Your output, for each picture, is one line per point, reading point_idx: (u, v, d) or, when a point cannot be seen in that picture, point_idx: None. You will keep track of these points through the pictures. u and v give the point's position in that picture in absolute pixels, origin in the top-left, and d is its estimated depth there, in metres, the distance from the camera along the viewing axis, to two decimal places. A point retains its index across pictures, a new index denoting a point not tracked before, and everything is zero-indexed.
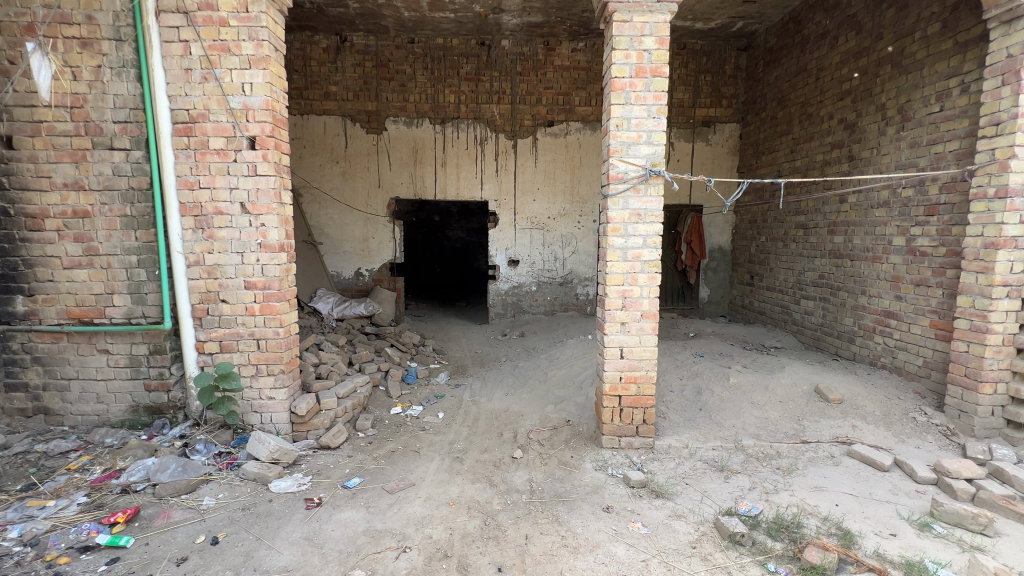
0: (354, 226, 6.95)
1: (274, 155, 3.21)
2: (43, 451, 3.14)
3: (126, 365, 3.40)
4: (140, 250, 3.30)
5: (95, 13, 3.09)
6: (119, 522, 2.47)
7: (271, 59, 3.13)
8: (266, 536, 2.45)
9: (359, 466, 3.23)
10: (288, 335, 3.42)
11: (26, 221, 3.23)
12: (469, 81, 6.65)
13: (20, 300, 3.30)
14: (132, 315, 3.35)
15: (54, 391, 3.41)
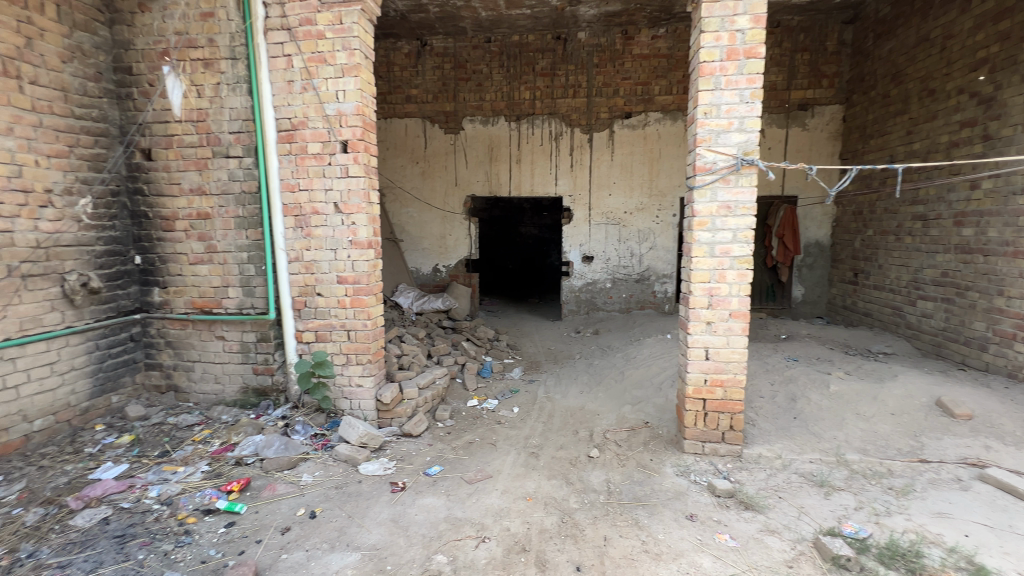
0: (432, 224, 7.22)
1: (364, 157, 3.41)
2: (174, 423, 3.60)
3: (238, 351, 3.79)
4: (249, 247, 3.65)
5: (215, 36, 3.46)
6: (234, 491, 2.76)
7: (361, 66, 3.32)
8: (357, 515, 2.62)
9: (439, 454, 3.36)
10: (374, 327, 3.63)
11: (161, 223, 3.71)
12: (545, 76, 6.63)
13: (157, 291, 3.82)
14: (243, 306, 3.73)
15: (182, 371, 3.89)
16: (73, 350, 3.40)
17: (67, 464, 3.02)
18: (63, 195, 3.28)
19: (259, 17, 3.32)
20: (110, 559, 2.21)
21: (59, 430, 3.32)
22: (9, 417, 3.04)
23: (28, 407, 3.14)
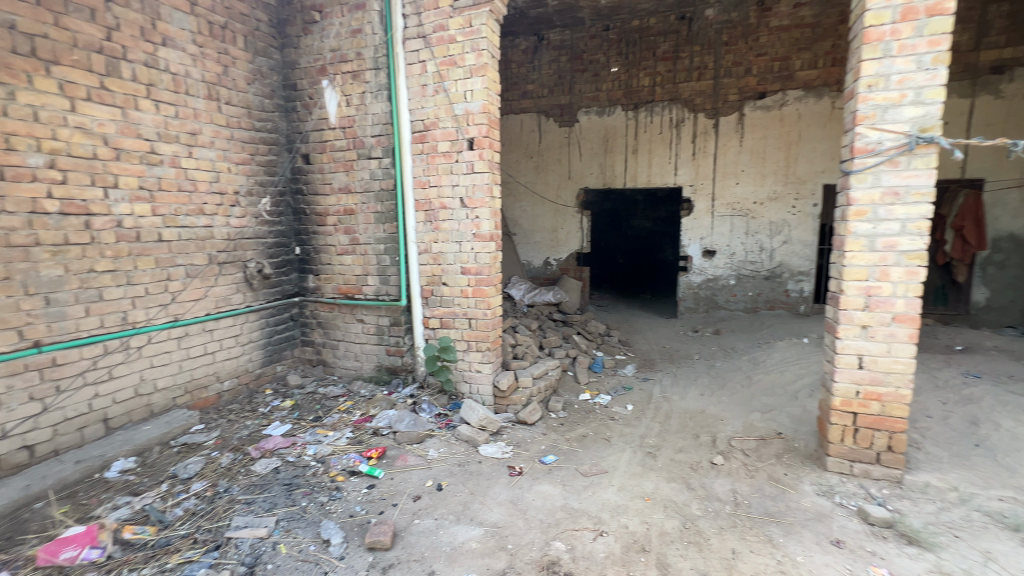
0: (545, 217, 7.30)
1: (488, 154, 3.55)
2: (323, 392, 4.14)
3: (374, 333, 4.22)
4: (386, 240, 4.03)
5: (362, 49, 3.85)
6: (374, 457, 3.09)
7: (488, 66, 3.46)
8: (479, 493, 2.78)
9: (553, 444, 3.41)
10: (494, 316, 3.79)
11: (316, 218, 4.25)
12: (666, 60, 6.30)
13: (311, 278, 4.40)
14: (380, 293, 4.14)
15: (330, 348, 4.45)
16: (251, 325, 4.07)
17: (247, 420, 3.64)
18: (246, 195, 3.91)
19: (398, 28, 3.62)
20: (281, 502, 2.61)
21: (241, 390, 4.01)
22: (208, 376, 3.74)
23: (220, 370, 3.84)
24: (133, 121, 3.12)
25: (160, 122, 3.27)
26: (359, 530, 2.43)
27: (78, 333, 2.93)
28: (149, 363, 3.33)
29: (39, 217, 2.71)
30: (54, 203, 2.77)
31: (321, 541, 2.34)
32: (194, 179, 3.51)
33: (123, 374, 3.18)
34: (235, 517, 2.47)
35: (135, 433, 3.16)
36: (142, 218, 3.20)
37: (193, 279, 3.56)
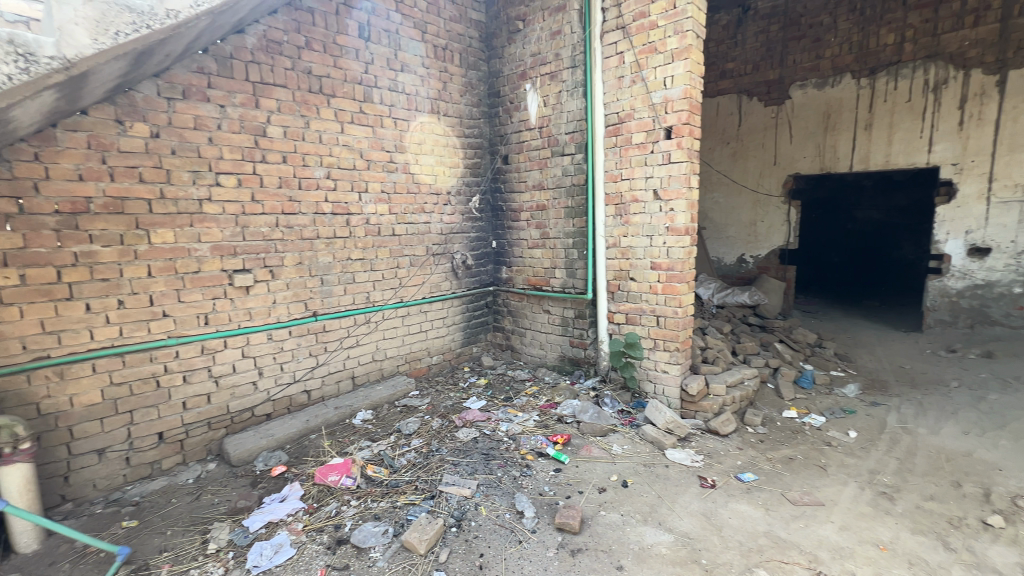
0: (741, 209, 6.56)
1: (688, 141, 3.33)
2: (512, 375, 4.48)
3: (559, 323, 4.38)
4: (575, 234, 4.13)
5: (560, 50, 3.99)
6: (559, 443, 3.22)
7: (692, 47, 3.24)
8: (667, 498, 2.66)
9: (752, 461, 3.06)
10: (685, 315, 3.57)
11: (511, 214, 4.60)
12: (923, 7, 5.01)
13: (505, 269, 4.78)
14: (566, 285, 4.27)
15: (518, 335, 4.78)
16: (455, 309, 4.63)
17: (450, 391, 4.17)
18: (456, 195, 4.45)
19: (597, 23, 3.64)
20: (481, 469, 2.91)
21: (445, 365, 4.61)
22: (422, 350, 4.39)
23: (431, 346, 4.47)
24: (380, 136, 3.81)
25: (397, 136, 3.93)
26: (548, 509, 2.57)
27: (339, 307, 3.74)
28: (383, 335, 4.06)
29: (319, 217, 3.52)
30: (329, 205, 3.56)
31: (515, 511, 2.54)
32: (419, 183, 4.13)
33: (366, 342, 3.95)
34: (445, 474, 2.85)
35: (372, 390, 3.90)
36: (383, 216, 3.90)
37: (415, 267, 4.21)
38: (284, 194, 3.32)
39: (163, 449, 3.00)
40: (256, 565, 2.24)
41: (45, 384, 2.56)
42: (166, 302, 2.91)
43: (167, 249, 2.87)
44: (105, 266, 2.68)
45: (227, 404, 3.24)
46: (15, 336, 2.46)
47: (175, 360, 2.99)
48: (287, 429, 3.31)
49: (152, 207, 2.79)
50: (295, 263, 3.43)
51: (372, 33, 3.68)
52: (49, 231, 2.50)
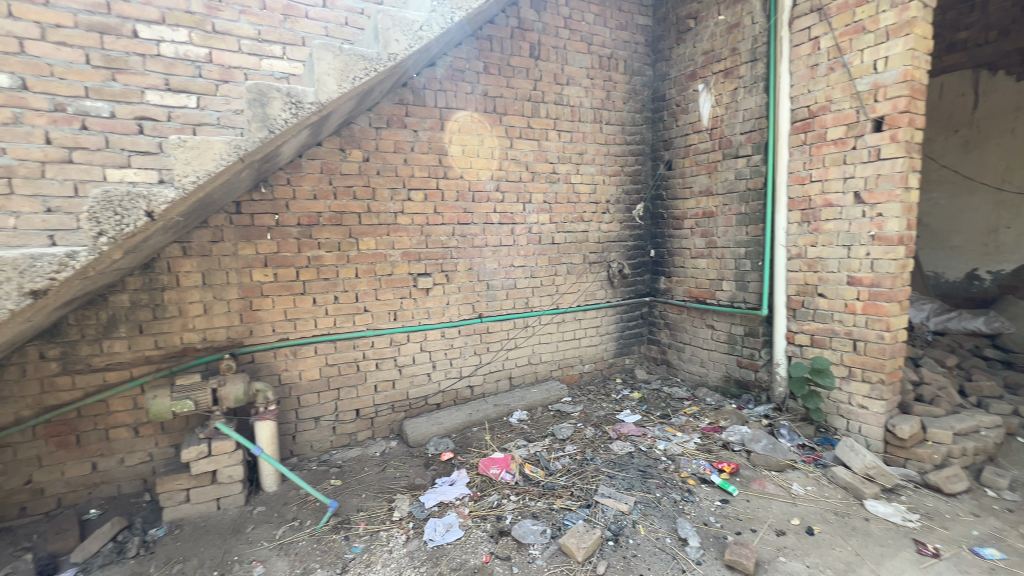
0: (973, 213, 5.13)
1: (907, 133, 2.77)
2: (668, 392, 4.25)
3: (725, 341, 4.02)
4: (748, 243, 3.75)
5: (738, 44, 3.69)
6: (726, 471, 2.94)
7: (917, 20, 2.70)
8: (868, 558, 2.24)
9: (995, 534, 2.40)
10: (894, 341, 2.97)
11: (673, 222, 4.39)
12: None
13: (663, 279, 4.57)
14: (735, 299, 3.89)
15: (675, 350, 4.52)
16: (609, 319, 4.57)
17: (603, 402, 4.12)
18: (615, 204, 4.41)
19: (786, 9, 3.28)
20: (638, 486, 2.82)
21: (597, 374, 4.57)
22: (575, 357, 4.43)
23: (584, 354, 4.48)
24: (544, 149, 3.98)
25: (560, 148, 4.06)
26: (715, 543, 2.36)
27: (502, 310, 3.99)
28: (539, 340, 4.21)
29: (489, 226, 3.81)
30: (497, 216, 3.84)
31: (677, 537, 2.39)
32: (579, 192, 4.20)
33: (523, 346, 4.14)
34: (601, 485, 2.83)
35: (527, 392, 4.06)
36: (544, 225, 4.06)
37: (572, 275, 4.28)
38: (461, 206, 3.68)
39: (359, 423, 3.54)
40: (431, 538, 2.50)
41: (285, 360, 3.25)
42: (367, 299, 3.44)
43: (370, 255, 3.40)
44: (327, 267, 3.29)
45: (407, 391, 3.69)
46: (270, 321, 3.17)
47: (371, 349, 3.51)
48: (453, 419, 3.64)
49: (361, 219, 3.34)
50: (466, 268, 3.77)
51: (542, 51, 3.87)
52: (293, 239, 3.16)
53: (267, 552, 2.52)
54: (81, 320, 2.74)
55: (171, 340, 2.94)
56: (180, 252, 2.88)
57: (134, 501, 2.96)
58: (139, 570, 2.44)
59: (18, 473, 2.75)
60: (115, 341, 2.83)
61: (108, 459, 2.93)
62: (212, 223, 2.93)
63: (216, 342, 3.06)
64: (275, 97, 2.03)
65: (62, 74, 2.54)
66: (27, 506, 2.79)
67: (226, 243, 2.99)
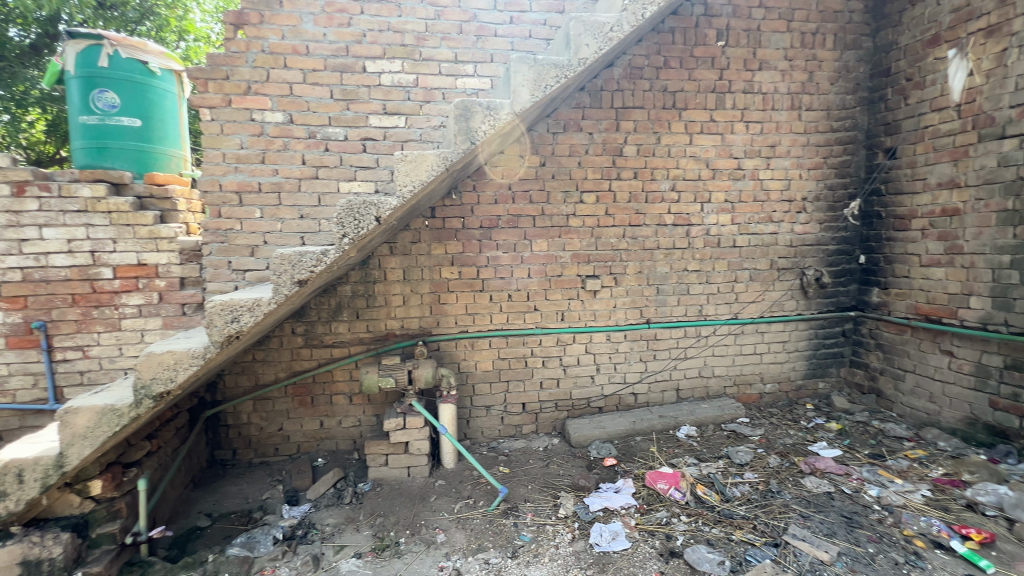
0: None
1: None
2: (879, 428, 3.52)
3: (971, 373, 3.17)
4: (1015, 248, 2.89)
5: None
6: (974, 540, 2.31)
7: None
8: None
9: None
10: None
11: (895, 222, 3.63)
12: None
13: (876, 291, 3.81)
14: (990, 321, 3.04)
15: (890, 378, 3.72)
16: (799, 334, 3.98)
17: (790, 429, 3.60)
18: (813, 201, 3.81)
19: None
20: (842, 534, 2.40)
21: (781, 397, 4.02)
22: (754, 375, 3.96)
23: (766, 372, 3.98)
24: (729, 143, 3.64)
25: (748, 141, 3.66)
26: None
27: (671, 317, 3.77)
28: (712, 351, 3.87)
29: (661, 228, 3.64)
30: (671, 217, 3.64)
31: None
32: (768, 189, 3.74)
33: (694, 356, 3.86)
34: (791, 524, 2.48)
35: (697, 407, 3.77)
36: (724, 226, 3.72)
37: (756, 282, 3.83)
38: (633, 207, 3.58)
39: (525, 417, 3.71)
40: (597, 543, 2.49)
41: (463, 350, 3.57)
42: (537, 298, 3.58)
43: (543, 256, 3.53)
44: (503, 268, 3.51)
45: (571, 391, 3.74)
46: (453, 314, 3.51)
47: (539, 346, 3.65)
48: (616, 425, 3.57)
49: (535, 221, 3.49)
50: (635, 272, 3.66)
51: (730, 36, 3.54)
52: (476, 240, 3.45)
53: (447, 522, 2.80)
54: (318, 305, 3.40)
55: (378, 325, 3.47)
56: (388, 251, 3.38)
57: (347, 456, 3.58)
58: (352, 516, 2.93)
59: (274, 421, 3.54)
60: (340, 323, 3.44)
61: (331, 419, 3.59)
62: (413, 226, 3.37)
63: (411, 329, 3.50)
64: (477, 111, 2.24)
65: (315, 108, 3.20)
66: (278, 447, 3.58)
67: (422, 244, 3.40)
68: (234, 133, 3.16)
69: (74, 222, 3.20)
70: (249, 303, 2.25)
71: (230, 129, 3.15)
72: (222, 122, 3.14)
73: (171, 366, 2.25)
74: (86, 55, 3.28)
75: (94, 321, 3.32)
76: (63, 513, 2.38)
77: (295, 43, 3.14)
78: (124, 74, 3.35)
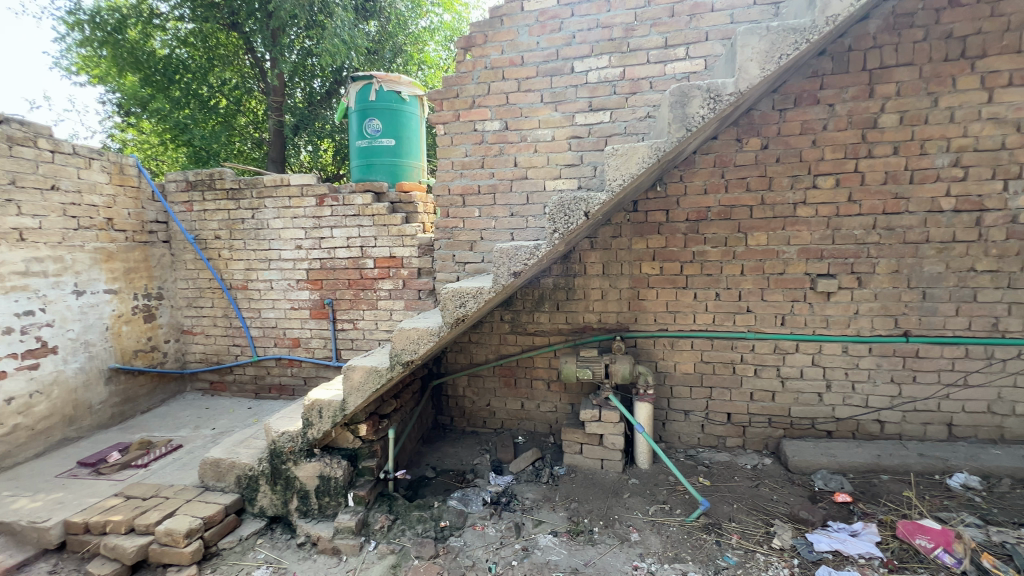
0: None
1: None
2: None
3: None
4: None
5: None
6: None
7: None
8: None
9: None
10: None
11: None
12: None
13: None
14: None
15: None
16: None
17: None
18: None
19: None
20: None
21: None
22: None
23: None
24: None
25: None
26: None
27: (943, 332, 2.94)
28: (1012, 382, 2.90)
29: (934, 215, 2.85)
30: (950, 201, 2.82)
31: None
32: None
33: (979, 385, 2.94)
34: None
35: (981, 452, 2.87)
36: None
37: None
38: (889, 190, 2.89)
39: (729, 428, 3.37)
40: None
41: (662, 349, 3.42)
42: (751, 299, 3.20)
43: (760, 251, 3.13)
44: (711, 263, 3.23)
45: (790, 408, 3.24)
46: (652, 311, 3.40)
47: (751, 353, 3.26)
48: (852, 456, 2.97)
49: (752, 212, 3.11)
50: (889, 271, 2.95)
51: None
52: (681, 234, 3.26)
53: (641, 523, 2.75)
54: (524, 295, 3.68)
55: (576, 318, 3.58)
56: (589, 246, 3.45)
57: (544, 439, 3.82)
58: (549, 495, 3.12)
59: (484, 396, 3.99)
60: (542, 313, 3.67)
61: (531, 402, 3.88)
62: (614, 221, 3.37)
63: (609, 324, 3.52)
64: (695, 95, 2.10)
65: (527, 113, 3.46)
66: (486, 421, 4.03)
67: (623, 238, 3.37)
68: (461, 143, 3.64)
69: (352, 223, 4.18)
70: (473, 291, 2.58)
71: (458, 140, 3.64)
72: (452, 135, 3.65)
73: (414, 340, 2.73)
74: (361, 93, 4.22)
75: (361, 300, 4.28)
76: (342, 445, 3.11)
77: (512, 56, 3.44)
78: (386, 104, 4.20)
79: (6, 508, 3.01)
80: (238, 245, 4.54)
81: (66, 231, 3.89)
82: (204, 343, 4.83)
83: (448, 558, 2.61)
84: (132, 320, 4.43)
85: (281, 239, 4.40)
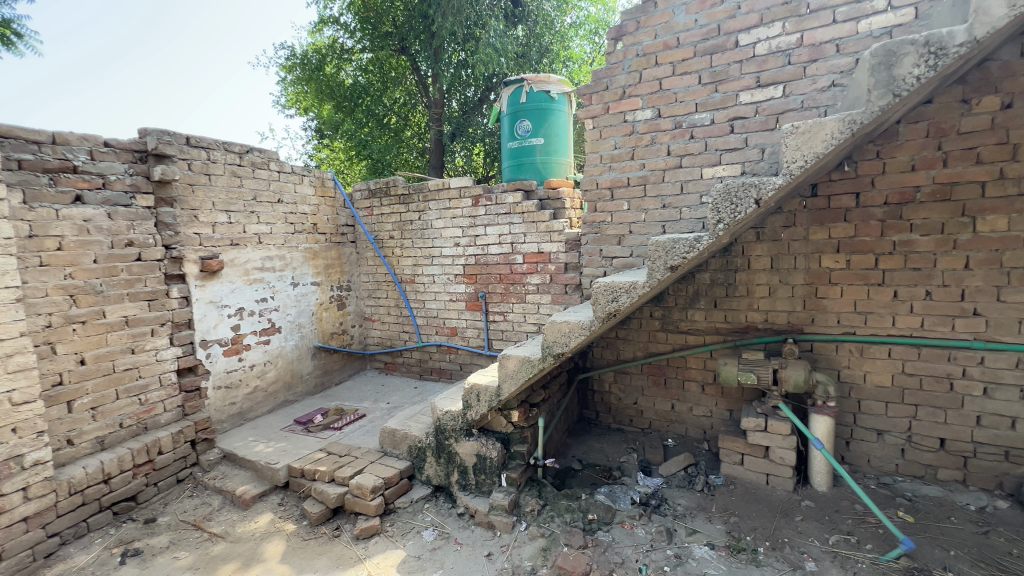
0: None
1: None
2: None
3: None
4: None
5: None
6: None
7: None
8: None
9: None
10: None
11: None
12: None
13: None
14: None
15: None
16: None
17: None
18: None
19: None
20: None
21: None
22: None
23: None
24: None
25: None
26: None
27: None
28: None
29: None
30: None
31: None
32: None
33: None
34: None
35: None
36: None
37: None
38: None
39: (942, 457, 2.77)
40: None
41: (848, 356, 2.94)
42: (979, 299, 2.57)
43: (995, 239, 2.49)
44: (919, 255, 2.67)
45: None
46: (834, 311, 2.94)
47: (977, 366, 2.63)
48: None
49: (984, 191, 2.49)
50: None
51: None
52: (876, 221, 2.75)
53: (819, 552, 2.42)
54: (677, 291, 3.49)
55: (737, 317, 3.28)
56: (754, 237, 3.12)
57: (698, 445, 3.59)
58: (704, 504, 2.93)
59: (631, 394, 3.90)
60: (697, 311, 3.44)
61: (682, 404, 3.68)
62: (786, 208, 2.99)
63: (777, 325, 3.15)
64: (908, 52, 1.75)
65: (683, 97, 3.26)
66: (633, 419, 3.94)
67: (797, 228, 2.98)
68: (610, 136, 3.57)
69: (503, 221, 4.43)
70: (626, 285, 2.53)
71: (607, 133, 3.58)
72: (601, 128, 3.61)
73: (566, 333, 2.78)
74: (513, 96, 4.43)
75: (511, 294, 4.52)
76: (497, 428, 3.34)
77: (667, 39, 3.27)
78: (536, 104, 4.35)
79: (251, 450, 3.91)
80: (408, 244, 5.16)
81: (287, 235, 4.85)
82: (380, 329, 5.61)
83: (597, 551, 2.63)
84: (330, 307, 5.36)
85: (442, 238, 4.87)
